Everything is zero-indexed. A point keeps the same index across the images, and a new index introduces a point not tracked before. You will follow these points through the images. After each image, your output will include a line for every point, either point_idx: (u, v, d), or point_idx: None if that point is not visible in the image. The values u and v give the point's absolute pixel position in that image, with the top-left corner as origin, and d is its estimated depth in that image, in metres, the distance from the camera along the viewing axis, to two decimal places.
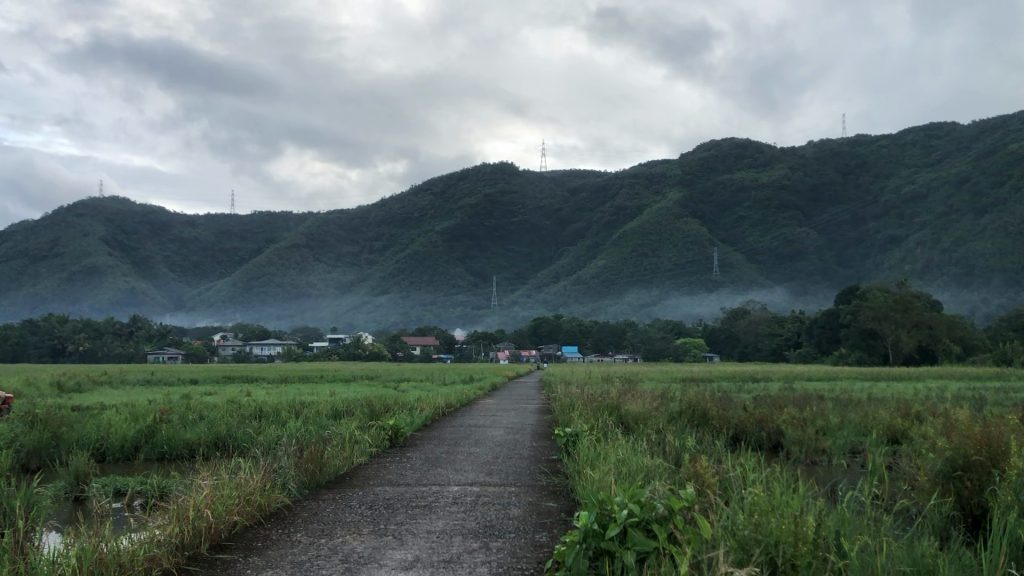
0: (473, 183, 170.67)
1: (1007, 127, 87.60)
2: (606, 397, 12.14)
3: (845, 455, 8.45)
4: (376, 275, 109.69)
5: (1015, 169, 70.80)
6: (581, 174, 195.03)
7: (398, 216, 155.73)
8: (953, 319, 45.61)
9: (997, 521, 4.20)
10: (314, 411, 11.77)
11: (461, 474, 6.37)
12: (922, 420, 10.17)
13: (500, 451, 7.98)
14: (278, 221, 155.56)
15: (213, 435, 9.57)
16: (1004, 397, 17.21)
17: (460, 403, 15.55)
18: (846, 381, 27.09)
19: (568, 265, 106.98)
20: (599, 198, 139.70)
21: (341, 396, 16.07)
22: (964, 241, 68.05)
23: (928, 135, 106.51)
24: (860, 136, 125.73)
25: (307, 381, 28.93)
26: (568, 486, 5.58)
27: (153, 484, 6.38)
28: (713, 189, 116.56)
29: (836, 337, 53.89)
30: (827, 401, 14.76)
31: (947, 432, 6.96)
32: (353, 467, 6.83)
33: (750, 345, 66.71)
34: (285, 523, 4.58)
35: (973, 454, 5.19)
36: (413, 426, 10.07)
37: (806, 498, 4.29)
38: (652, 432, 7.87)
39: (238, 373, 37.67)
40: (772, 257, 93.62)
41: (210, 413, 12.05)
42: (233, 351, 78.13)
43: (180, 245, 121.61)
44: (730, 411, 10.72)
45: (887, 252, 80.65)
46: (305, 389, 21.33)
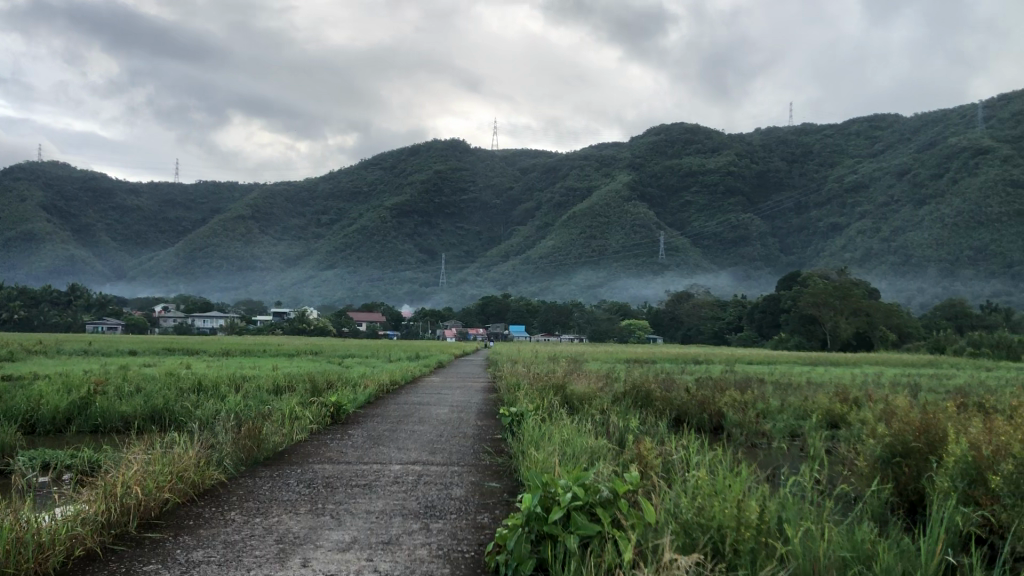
0: (423, 158, 169.60)
1: (947, 121, 89.68)
2: (551, 376, 12.12)
3: (783, 438, 8.52)
4: (322, 250, 108.56)
5: (953, 162, 72.54)
6: (532, 154, 195.10)
7: (346, 189, 154.04)
8: (891, 307, 46.56)
9: (938, 508, 4.22)
10: (255, 385, 11.49)
11: (401, 453, 6.26)
12: (860, 405, 10.33)
13: (442, 429, 7.88)
14: (224, 192, 152.82)
15: (148, 407, 9.31)
16: (936, 383, 17.74)
17: (403, 380, 15.42)
18: (784, 365, 27.74)
19: (517, 244, 107.11)
20: (549, 179, 139.87)
21: (282, 371, 15.84)
22: (902, 230, 69.68)
23: (871, 127, 108.62)
24: (806, 125, 127.74)
25: (249, 355, 28.50)
26: (511, 467, 5.53)
27: (82, 458, 6.14)
28: (661, 173, 117.51)
29: (775, 322, 54.85)
30: (768, 385, 14.97)
31: (887, 417, 7.04)
32: (292, 445, 6.67)
33: (692, 327, 67.60)
34: (219, 503, 4.42)
35: (912, 442, 5.29)
36: (356, 403, 9.90)
37: (747, 481, 4.29)
38: (596, 414, 7.85)
39: (179, 346, 37.01)
40: (717, 242, 94.75)
41: (146, 385, 11.73)
42: (174, 322, 76.65)
43: (121, 214, 118.71)
44: (673, 392, 10.77)
45: (828, 239, 82.17)
46: (247, 364, 21.02)
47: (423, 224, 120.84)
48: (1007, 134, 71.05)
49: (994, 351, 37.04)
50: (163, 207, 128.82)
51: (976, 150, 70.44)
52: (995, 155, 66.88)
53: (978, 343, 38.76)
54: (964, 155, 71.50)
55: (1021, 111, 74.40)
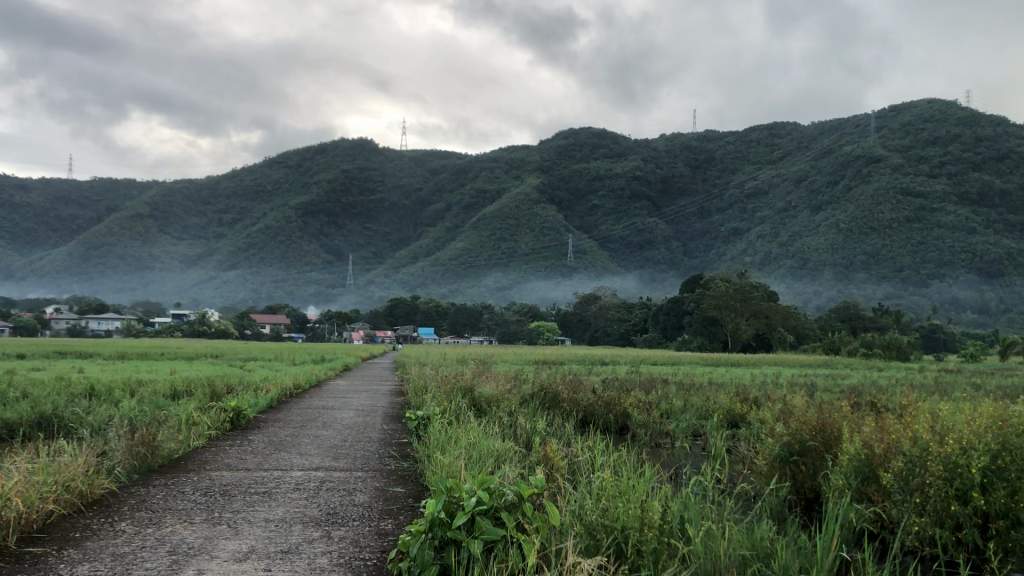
0: (330, 158, 167.26)
1: (842, 130, 93.36)
2: (460, 379, 12.07)
3: (686, 438, 8.68)
4: (225, 249, 105.94)
5: (847, 170, 75.59)
6: (441, 155, 194.75)
7: (251, 188, 150.61)
8: (789, 309, 48.23)
9: (833, 506, 4.36)
10: (152, 390, 11.11)
11: (303, 459, 6.10)
12: (759, 404, 10.62)
13: (348, 434, 7.73)
14: (120, 189, 147.40)
15: (36, 414, 8.88)
16: (834, 382, 18.38)
17: (308, 383, 15.12)
18: (688, 365, 28.31)
19: (426, 246, 106.70)
20: (459, 180, 139.77)
21: (181, 375, 15.32)
22: (800, 235, 72.23)
23: (771, 135, 112.24)
24: (709, 132, 131.23)
25: (146, 358, 27.52)
26: (417, 471, 5.46)
27: None
28: (570, 176, 118.86)
29: (679, 324, 56.18)
30: (673, 385, 15.27)
31: (784, 416, 7.25)
32: (189, 451, 6.44)
33: (599, 329, 68.57)
34: (108, 512, 4.22)
35: (810, 440, 5.45)
36: (258, 407, 9.64)
37: (652, 482, 4.34)
38: (503, 415, 7.84)
39: (74, 347, 35.58)
40: (623, 245, 96.26)
41: (35, 391, 11.18)
42: (67, 324, 73.64)
43: (9, 210, 113.38)
44: (580, 394, 10.83)
45: (730, 243, 84.44)
46: (144, 367, 20.30)
47: (330, 224, 119.10)
48: (897, 143, 74.34)
49: (885, 351, 38.70)
50: (55, 204, 123.55)
51: (868, 158, 73.51)
52: (886, 164, 69.93)
53: (871, 343, 40.42)
54: (857, 163, 74.50)
55: (910, 122, 78.00)
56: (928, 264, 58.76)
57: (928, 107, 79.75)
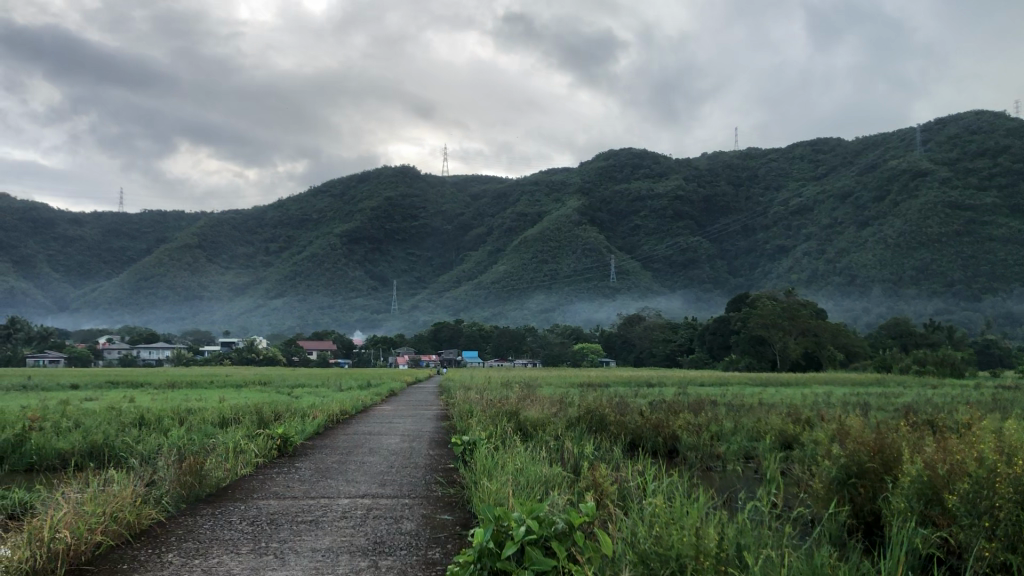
0: (373, 185, 168.91)
1: (887, 145, 92.06)
2: (506, 403, 11.97)
3: (737, 461, 8.51)
4: (272, 278, 107.31)
5: (893, 185, 74.43)
6: (482, 180, 195.89)
7: (296, 218, 152.59)
8: (838, 326, 47.38)
9: (899, 531, 4.18)
10: (201, 419, 11.20)
11: (352, 486, 6.06)
12: (813, 424, 10.38)
13: (393, 460, 7.74)
14: (170, 221, 150.38)
15: (88, 444, 8.96)
16: (886, 402, 17.97)
17: (354, 410, 15.10)
18: (736, 386, 27.87)
19: (468, 270, 107.02)
20: (500, 204, 140.27)
21: (229, 403, 15.41)
22: (846, 251, 71.12)
23: (814, 151, 111.09)
24: (751, 150, 130.31)
25: (196, 387, 27.83)
26: (464, 498, 5.39)
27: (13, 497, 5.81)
28: (611, 197, 118.62)
29: (725, 344, 55.54)
30: (721, 406, 15.04)
31: (839, 437, 7.08)
32: (236, 480, 6.44)
33: (644, 351, 67.98)
34: (157, 543, 4.20)
35: (866, 462, 5.29)
36: (304, 434, 9.65)
37: (706, 507, 4.22)
38: (549, 440, 7.74)
39: (125, 378, 36.08)
40: (666, 265, 95.66)
41: (86, 421, 11.30)
42: (120, 355, 74.92)
43: (63, 244, 116.08)
44: (626, 416, 10.69)
45: (775, 261, 83.51)
46: (194, 396, 20.47)
47: (374, 250, 120.13)
48: (944, 156, 73.14)
49: (938, 368, 37.90)
50: (106, 237, 126.30)
51: (914, 173, 72.41)
52: (933, 178, 68.83)
53: (923, 360, 39.53)
54: (904, 177, 73.37)
55: (957, 135, 76.71)
56: (979, 278, 57.79)
57: (975, 118, 78.45)
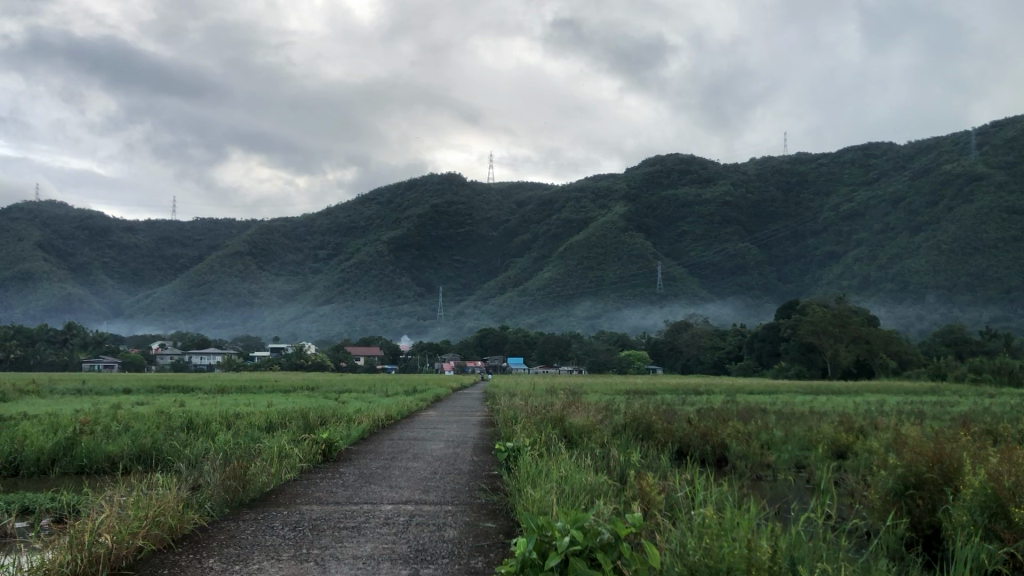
0: (419, 193, 169.90)
1: (941, 148, 90.31)
2: (549, 409, 11.83)
3: (789, 471, 8.29)
4: (320, 284, 108.49)
5: (948, 189, 73.00)
6: (528, 187, 196.18)
7: (343, 225, 154.14)
8: (890, 334, 46.51)
9: (977, 548, 3.94)
10: (248, 423, 11.25)
11: (394, 493, 5.99)
12: (867, 433, 10.09)
13: (438, 466, 7.67)
14: (221, 229, 152.70)
15: (137, 447, 9.03)
16: (941, 410, 17.47)
17: (400, 416, 15.08)
18: (785, 394, 27.22)
19: (514, 277, 107.09)
20: (546, 211, 140.19)
21: (278, 408, 15.41)
22: (899, 257, 69.80)
23: (866, 155, 109.47)
24: (800, 156, 128.73)
25: (244, 391, 28.14)
26: (508, 505, 5.29)
27: (61, 502, 5.82)
28: (657, 203, 117.94)
29: (774, 351, 54.79)
30: (772, 414, 14.67)
31: (897, 446, 6.87)
32: (280, 485, 6.42)
33: (692, 358, 67.30)
34: (199, 548, 4.19)
35: (926, 471, 5.07)
36: (348, 440, 9.64)
37: (758, 517, 4.12)
38: (595, 447, 7.61)
39: (176, 382, 36.56)
40: (714, 271, 94.81)
41: (135, 425, 11.39)
42: (172, 360, 76.11)
43: (118, 251, 118.48)
44: (674, 424, 10.51)
45: (825, 266, 82.17)
46: (243, 400, 20.65)
47: (420, 257, 120.80)
48: (1000, 160, 71.53)
49: (995, 377, 36.92)
50: (159, 245, 128.65)
51: (970, 178, 71.01)
52: (989, 182, 67.42)
53: (980, 368, 38.55)
54: (958, 182, 71.98)
55: (1013, 138, 75.05)
56: None
57: None
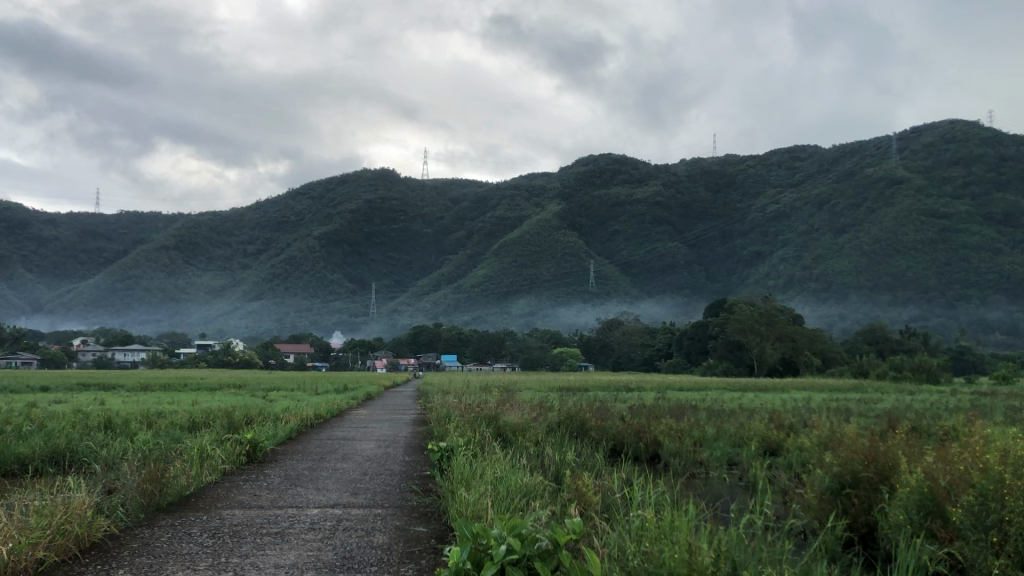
0: (352, 188, 168.16)
1: (864, 152, 92.99)
2: (483, 407, 11.67)
3: (722, 467, 8.28)
4: (250, 280, 106.52)
5: (870, 191, 75.23)
6: (462, 183, 195.92)
7: (274, 220, 151.75)
8: (814, 332, 47.51)
9: (926, 553, 3.87)
10: (170, 423, 10.80)
11: (323, 495, 5.76)
12: (797, 431, 10.20)
13: (368, 467, 7.43)
14: (146, 223, 148.58)
15: (50, 448, 8.59)
16: (865, 407, 17.96)
17: (329, 413, 14.69)
18: (716, 390, 27.40)
19: (448, 274, 106.66)
20: (480, 209, 139.97)
21: (199, 406, 14.96)
22: (823, 257, 71.53)
23: (792, 158, 112.11)
24: (730, 157, 131.31)
25: (170, 389, 27.29)
26: (440, 508, 5.12)
27: None
28: (590, 202, 118.89)
29: (704, 349, 55.58)
30: (701, 412, 14.64)
31: (828, 444, 6.90)
32: (200, 488, 6.10)
33: (623, 355, 67.90)
34: (107, 559, 3.90)
35: (860, 470, 5.08)
36: (275, 439, 9.34)
37: (697, 515, 4.06)
38: (530, 446, 7.46)
39: (95, 380, 35.34)
40: (645, 270, 96.00)
41: (49, 424, 10.80)
42: (94, 357, 73.63)
43: (37, 245, 114.38)
44: (608, 421, 10.46)
45: (752, 266, 83.73)
46: (165, 399, 19.93)
47: (353, 255, 119.63)
48: (919, 164, 74.01)
49: (915, 374, 38.08)
50: (81, 238, 124.67)
51: (891, 181, 73.09)
52: (909, 186, 69.52)
53: (900, 365, 39.57)
54: (879, 186, 74.06)
55: (931, 143, 77.82)
56: (953, 285, 57.84)
57: (950, 128, 79.41)
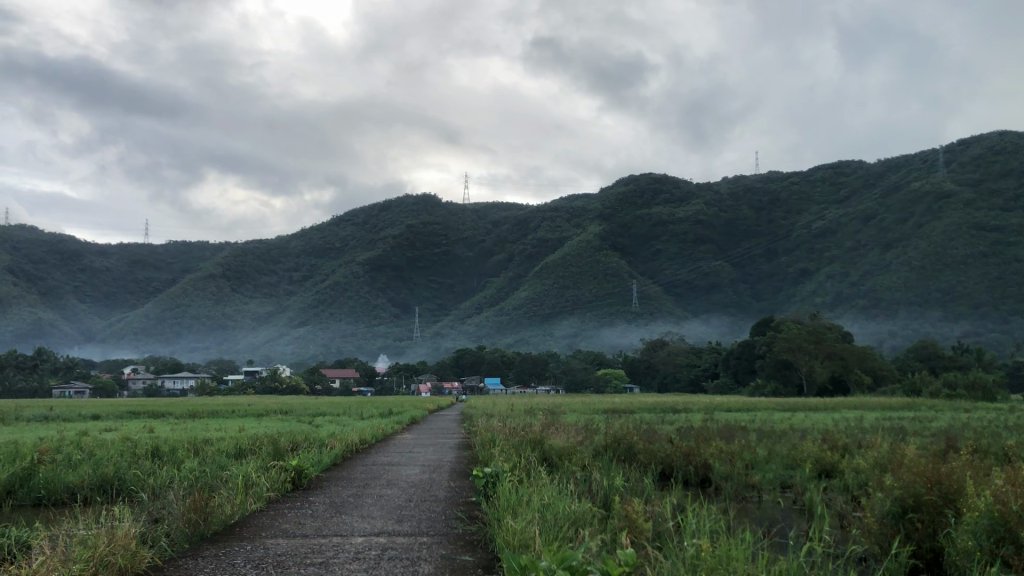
0: (395, 213, 169.61)
1: (910, 166, 91.44)
2: (529, 430, 11.52)
3: (775, 491, 8.05)
4: (295, 307, 107.66)
5: (918, 205, 73.82)
6: (503, 207, 196.70)
7: (319, 247, 153.56)
8: (864, 350, 46.60)
9: None
10: (217, 450, 10.84)
11: (366, 523, 5.69)
12: (851, 451, 9.91)
13: (413, 493, 7.33)
14: (195, 252, 151.16)
15: (99, 476, 8.62)
16: (922, 426, 17.34)
17: (374, 439, 14.63)
18: (765, 412, 26.97)
19: (491, 297, 106.82)
20: (521, 231, 140.29)
21: (247, 432, 15.02)
22: (870, 273, 70.33)
23: (836, 174, 110.73)
24: (773, 175, 130.03)
25: (220, 416, 27.54)
26: (485, 535, 5.02)
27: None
28: (631, 223, 118.49)
29: (751, 368, 54.86)
30: (752, 433, 14.29)
31: (890, 466, 6.65)
32: (245, 515, 6.06)
33: (668, 376, 67.19)
34: None
35: (923, 494, 4.83)
36: (320, 465, 9.31)
37: (747, 543, 3.91)
38: (577, 471, 7.33)
39: (147, 406, 35.84)
40: (689, 290, 95.25)
41: (99, 453, 10.87)
42: (145, 385, 74.68)
43: (89, 275, 116.96)
44: (656, 443, 10.26)
45: (798, 283, 82.52)
46: (213, 425, 20.05)
47: (397, 280, 120.43)
48: (968, 177, 72.55)
49: (969, 391, 37.05)
50: (132, 269, 127.16)
51: (939, 195, 71.72)
52: (957, 200, 68.19)
53: (953, 383, 38.59)
54: (927, 200, 72.72)
55: (980, 155, 76.23)
56: (1007, 300, 56.89)
57: (999, 139, 77.79)
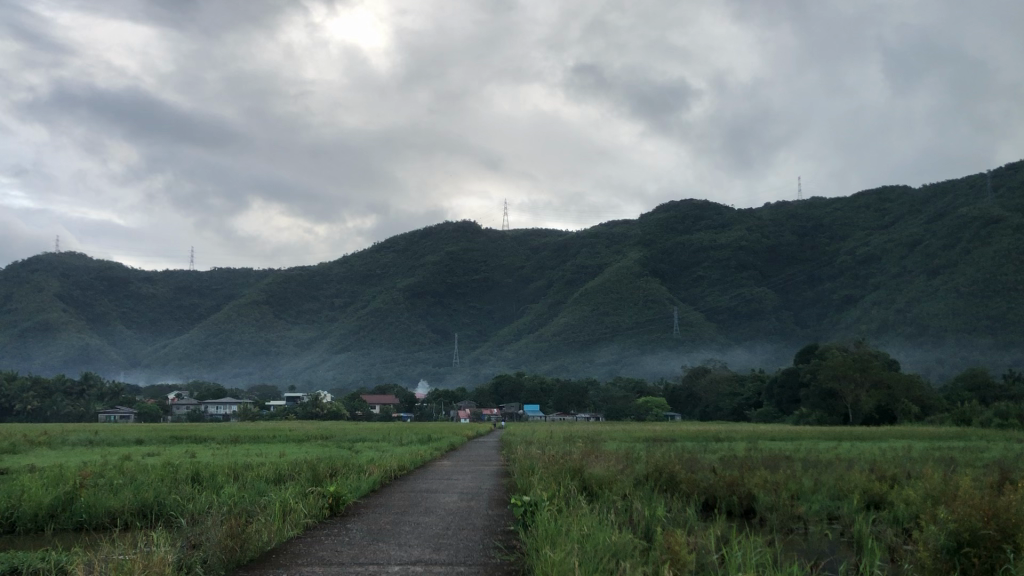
0: (436, 240, 170.33)
1: (956, 191, 89.72)
2: (568, 458, 11.38)
3: (821, 522, 7.85)
4: (337, 333, 108.36)
5: (965, 231, 72.35)
6: (543, 234, 196.56)
7: (360, 274, 154.66)
8: (910, 378, 45.47)
9: None
10: (255, 475, 10.85)
11: (405, 550, 5.64)
12: (900, 482, 9.63)
13: (450, 521, 7.24)
14: (239, 280, 152.95)
15: (139, 501, 8.62)
16: (973, 457, 16.74)
17: (412, 464, 14.56)
18: (810, 441, 26.26)
19: (530, 323, 106.54)
20: (561, 258, 140.05)
21: (286, 458, 15.02)
22: (917, 300, 68.95)
23: (880, 200, 109.10)
24: (815, 201, 128.56)
25: (260, 442, 27.58)
26: (524, 565, 4.94)
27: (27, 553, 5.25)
28: (672, 249, 117.75)
29: (795, 397, 53.96)
30: (797, 462, 13.96)
31: (941, 497, 6.44)
32: (282, 542, 6.02)
33: (710, 404, 66.26)
34: None
35: (982, 528, 4.64)
36: (359, 491, 9.24)
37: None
38: (616, 500, 7.18)
39: (189, 432, 35.91)
40: (730, 316, 94.11)
41: (139, 477, 10.90)
42: (188, 410, 75.44)
43: (136, 302, 118.92)
44: (697, 473, 10.05)
45: (842, 310, 81.17)
46: (253, 451, 20.07)
47: (437, 307, 120.67)
48: (1016, 202, 70.99)
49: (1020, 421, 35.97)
50: (177, 296, 129.02)
51: (987, 221, 70.27)
52: (1006, 226, 66.68)
53: (1005, 414, 37.48)
54: (974, 226, 71.26)
55: None
56: None
57: None
